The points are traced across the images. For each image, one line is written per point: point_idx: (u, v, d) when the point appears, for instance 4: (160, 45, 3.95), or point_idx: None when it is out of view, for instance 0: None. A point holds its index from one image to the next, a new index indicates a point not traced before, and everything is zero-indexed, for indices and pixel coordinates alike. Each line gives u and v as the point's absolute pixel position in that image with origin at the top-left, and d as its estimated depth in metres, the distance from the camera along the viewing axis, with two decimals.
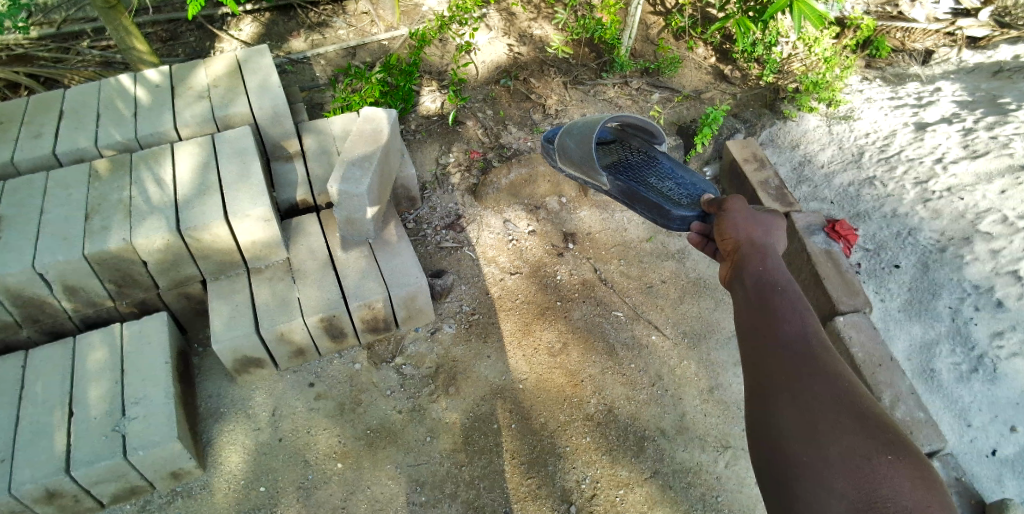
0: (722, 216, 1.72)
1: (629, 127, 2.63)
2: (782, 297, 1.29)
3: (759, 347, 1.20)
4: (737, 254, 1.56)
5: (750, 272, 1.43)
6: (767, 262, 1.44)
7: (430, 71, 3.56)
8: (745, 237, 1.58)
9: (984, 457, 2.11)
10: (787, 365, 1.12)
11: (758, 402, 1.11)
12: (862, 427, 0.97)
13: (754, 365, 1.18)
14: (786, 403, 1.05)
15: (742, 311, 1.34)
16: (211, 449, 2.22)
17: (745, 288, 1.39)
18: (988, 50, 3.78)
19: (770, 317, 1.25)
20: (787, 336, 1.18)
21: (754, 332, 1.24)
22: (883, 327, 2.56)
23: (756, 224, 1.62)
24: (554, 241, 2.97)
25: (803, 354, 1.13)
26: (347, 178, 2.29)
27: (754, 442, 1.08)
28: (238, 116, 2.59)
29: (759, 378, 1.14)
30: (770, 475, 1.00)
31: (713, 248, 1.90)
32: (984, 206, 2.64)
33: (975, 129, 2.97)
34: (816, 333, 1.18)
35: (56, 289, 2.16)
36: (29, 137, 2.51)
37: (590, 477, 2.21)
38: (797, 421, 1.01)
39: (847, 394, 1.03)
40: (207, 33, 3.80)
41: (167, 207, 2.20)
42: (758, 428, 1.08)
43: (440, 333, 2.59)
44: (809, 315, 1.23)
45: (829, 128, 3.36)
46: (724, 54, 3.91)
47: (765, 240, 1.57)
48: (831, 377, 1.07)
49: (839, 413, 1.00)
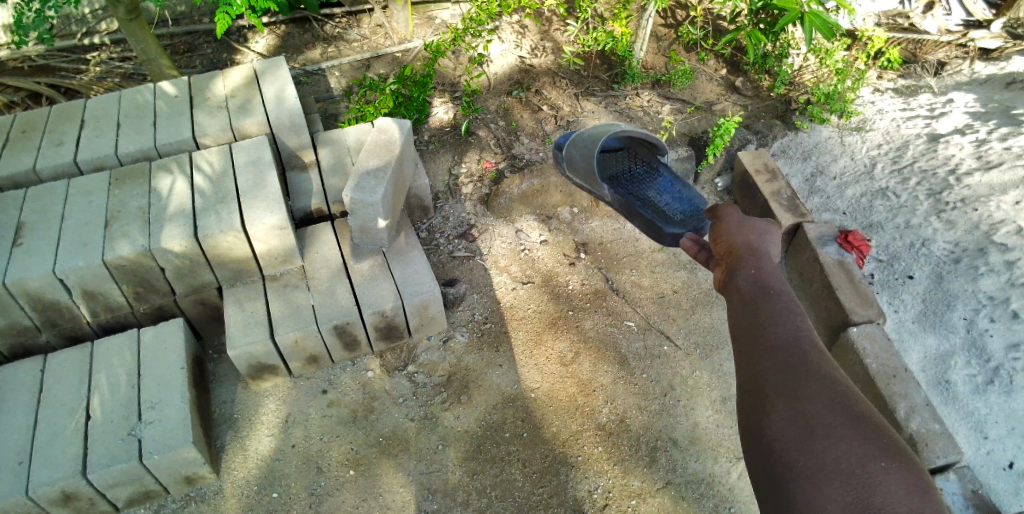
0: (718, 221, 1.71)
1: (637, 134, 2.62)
2: (777, 302, 1.29)
3: (754, 350, 1.19)
4: (730, 257, 1.54)
5: (743, 275, 1.42)
6: (761, 265, 1.44)
7: (443, 84, 3.62)
8: (739, 240, 1.57)
9: (1001, 471, 2.08)
10: (782, 369, 1.11)
11: (752, 407, 1.10)
12: (856, 433, 0.96)
13: (749, 368, 1.17)
14: (781, 407, 1.04)
15: (736, 314, 1.33)
16: (224, 455, 2.24)
17: (739, 290, 1.38)
18: (1000, 62, 3.77)
19: (762, 321, 1.24)
20: (782, 340, 1.18)
21: (748, 334, 1.23)
22: (896, 338, 2.52)
23: (751, 228, 1.61)
24: (566, 251, 2.99)
25: (798, 358, 1.13)
26: (362, 188, 2.31)
27: (750, 448, 1.07)
28: (255, 126, 2.65)
29: (754, 383, 1.13)
30: (767, 480, 0.98)
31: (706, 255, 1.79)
32: (999, 217, 2.63)
33: (988, 140, 2.98)
34: (810, 338, 1.19)
35: (75, 294, 2.20)
36: (51, 146, 2.57)
37: (602, 486, 2.21)
38: (794, 426, 1.00)
39: (841, 398, 1.03)
40: (225, 46, 3.89)
41: (185, 214, 2.25)
42: (754, 432, 1.06)
43: (452, 342, 2.60)
44: (803, 319, 1.23)
45: (840, 139, 3.37)
46: (734, 66, 3.91)
47: (761, 244, 1.55)
48: (826, 382, 1.07)
49: (834, 419, 0.99)
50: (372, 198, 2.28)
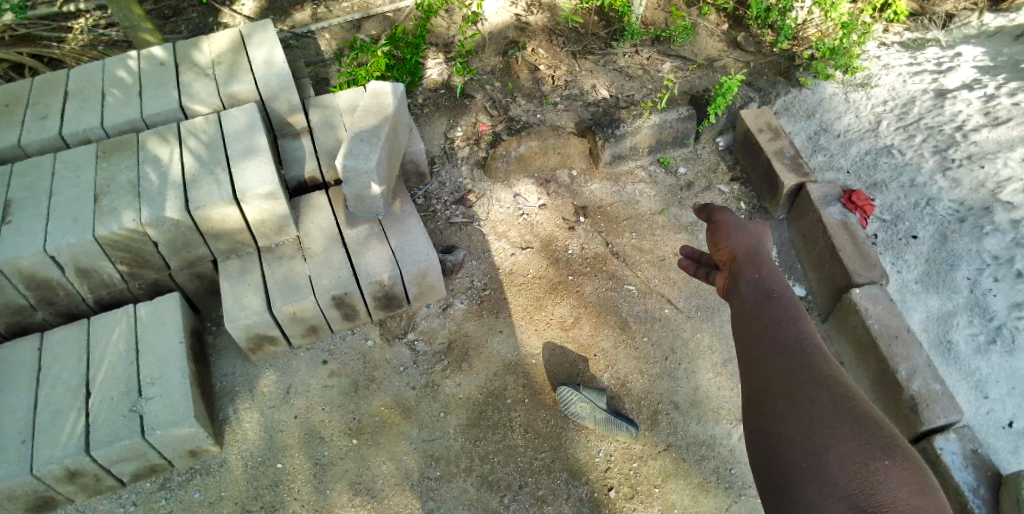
0: (714, 221, 1.53)
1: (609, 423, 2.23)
2: (779, 310, 1.24)
3: (756, 360, 1.16)
4: (728, 259, 1.44)
5: (745, 280, 1.34)
6: (763, 269, 1.36)
7: (437, 43, 3.50)
8: (737, 239, 1.45)
9: (1000, 429, 2.10)
10: (784, 375, 1.08)
11: (754, 416, 1.06)
12: (857, 433, 0.92)
13: (751, 377, 1.14)
14: (783, 412, 1.01)
15: (739, 325, 1.28)
16: (228, 427, 2.26)
17: (740, 296, 1.32)
18: (1010, 13, 3.63)
19: (763, 330, 1.21)
20: (784, 347, 1.14)
21: (750, 344, 1.20)
22: (899, 298, 2.50)
23: (748, 230, 1.47)
24: (565, 215, 2.94)
25: (800, 364, 1.09)
26: (355, 154, 2.25)
27: (753, 456, 1.03)
28: (243, 93, 2.56)
29: (756, 391, 1.10)
30: (770, 485, 0.94)
31: (705, 272, 1.49)
32: (1006, 175, 2.59)
33: (997, 95, 2.90)
34: (813, 345, 1.15)
35: (68, 271, 2.17)
36: (35, 119, 2.49)
37: (604, 450, 2.23)
38: (796, 430, 0.96)
39: (843, 400, 0.99)
40: (210, 9, 3.74)
41: (176, 186, 2.19)
42: (757, 439, 1.03)
43: (452, 309, 2.59)
44: (804, 325, 1.20)
45: (845, 95, 3.26)
46: (736, 20, 3.76)
47: (760, 244, 1.45)
48: (828, 385, 1.04)
49: (834, 420, 0.95)
50: (366, 165, 2.22)
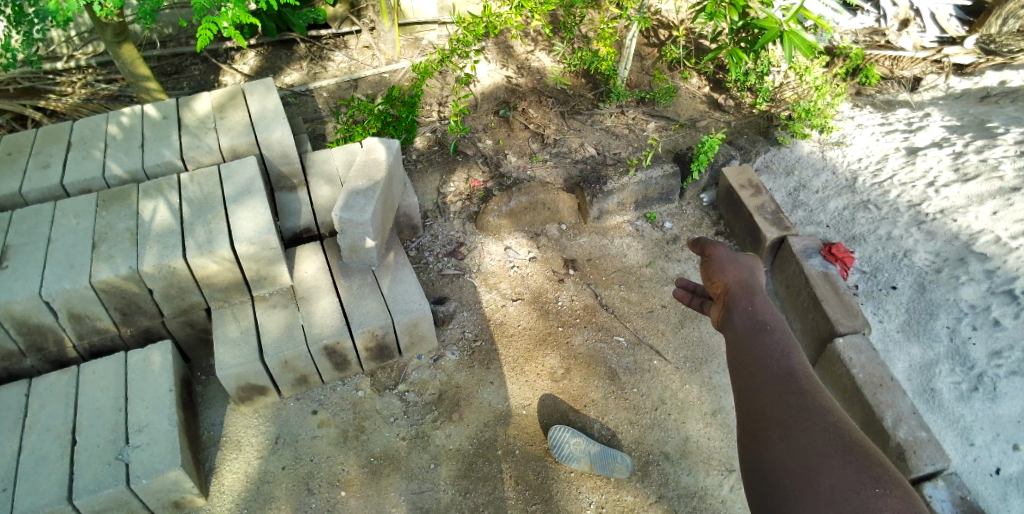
0: (708, 256, 1.61)
1: (605, 456, 2.26)
2: (771, 337, 1.29)
3: (749, 385, 1.19)
4: (725, 296, 1.49)
5: (739, 310, 1.40)
6: (755, 300, 1.42)
7: (432, 103, 3.68)
8: (732, 275, 1.51)
9: (988, 477, 2.09)
10: (776, 403, 1.11)
11: (748, 442, 1.09)
12: (850, 460, 0.94)
13: (744, 401, 1.17)
14: (777, 437, 1.03)
15: (732, 352, 1.33)
16: (212, 478, 2.21)
17: (734, 326, 1.37)
18: (975, 77, 3.92)
19: (757, 358, 1.25)
20: (777, 376, 1.18)
21: (742, 370, 1.25)
22: (882, 348, 2.54)
23: (740, 263, 1.55)
24: (555, 267, 3.01)
25: (793, 391, 1.12)
26: (351, 207, 2.33)
27: (749, 479, 1.05)
28: (243, 147, 2.65)
29: (749, 414, 1.14)
30: (764, 505, 0.96)
31: (700, 303, 1.58)
32: (977, 228, 2.73)
33: (964, 152, 3.09)
34: (804, 375, 1.18)
35: (62, 317, 2.18)
36: (37, 168, 2.57)
37: (595, 502, 2.20)
38: (790, 455, 0.99)
39: (836, 428, 1.02)
40: (212, 67, 3.93)
41: (173, 235, 2.24)
42: (752, 462, 1.05)
43: (443, 360, 2.60)
44: (796, 357, 1.23)
45: (822, 153, 3.42)
46: (716, 83, 4.00)
47: (752, 278, 1.51)
48: (820, 413, 1.06)
49: (827, 446, 0.98)
50: (362, 217, 2.30)
